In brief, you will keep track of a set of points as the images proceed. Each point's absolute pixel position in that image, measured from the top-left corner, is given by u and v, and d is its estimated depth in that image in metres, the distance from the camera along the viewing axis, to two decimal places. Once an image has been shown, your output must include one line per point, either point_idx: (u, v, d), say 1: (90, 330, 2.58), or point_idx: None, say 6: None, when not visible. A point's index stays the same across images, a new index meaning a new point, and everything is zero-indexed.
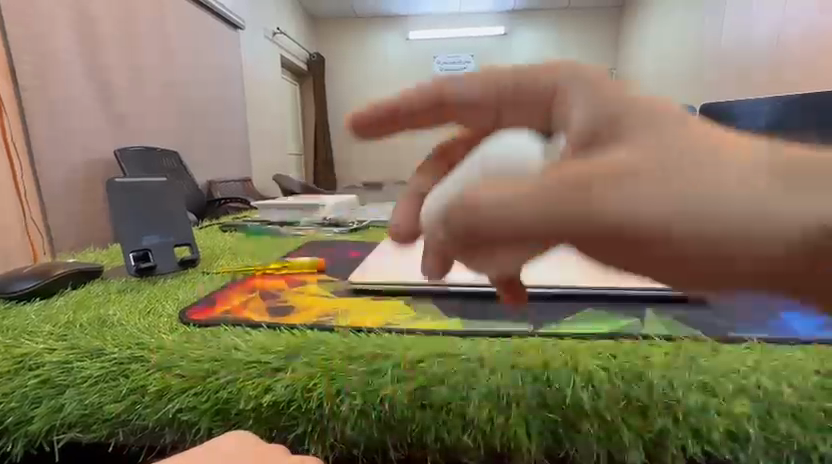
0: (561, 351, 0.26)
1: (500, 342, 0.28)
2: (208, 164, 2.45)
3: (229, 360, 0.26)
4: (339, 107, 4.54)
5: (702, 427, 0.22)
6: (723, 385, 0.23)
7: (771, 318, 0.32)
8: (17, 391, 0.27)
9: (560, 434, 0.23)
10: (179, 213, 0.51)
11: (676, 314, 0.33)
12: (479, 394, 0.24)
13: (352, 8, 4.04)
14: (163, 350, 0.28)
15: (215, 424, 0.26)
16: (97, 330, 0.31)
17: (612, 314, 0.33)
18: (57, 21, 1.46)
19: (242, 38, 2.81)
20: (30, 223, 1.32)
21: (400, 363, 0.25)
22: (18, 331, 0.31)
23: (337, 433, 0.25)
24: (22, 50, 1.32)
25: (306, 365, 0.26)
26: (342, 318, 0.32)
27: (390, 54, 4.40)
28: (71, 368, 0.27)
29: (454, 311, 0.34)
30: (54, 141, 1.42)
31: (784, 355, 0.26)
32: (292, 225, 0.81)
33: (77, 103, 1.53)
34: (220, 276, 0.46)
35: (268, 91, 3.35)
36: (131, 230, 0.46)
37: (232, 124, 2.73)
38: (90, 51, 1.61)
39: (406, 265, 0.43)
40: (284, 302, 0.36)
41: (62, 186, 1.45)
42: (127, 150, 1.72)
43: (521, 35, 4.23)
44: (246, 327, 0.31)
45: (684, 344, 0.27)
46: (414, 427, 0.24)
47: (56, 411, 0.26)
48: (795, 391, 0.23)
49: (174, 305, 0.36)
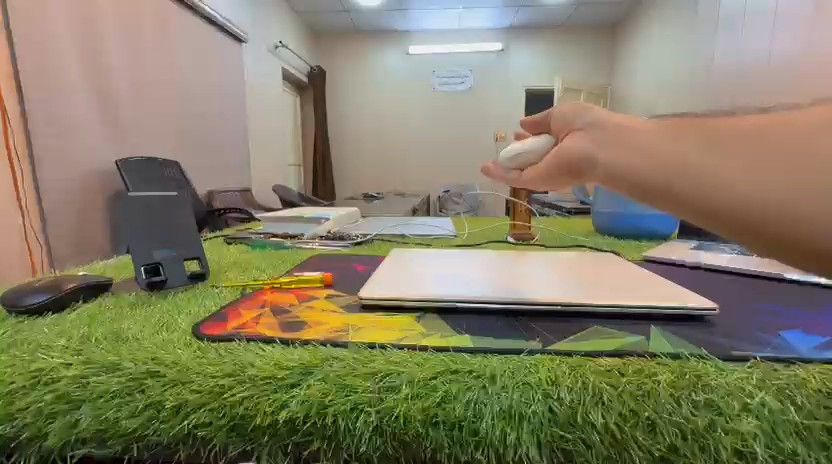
0: (570, 368, 0.27)
1: (511, 359, 0.29)
2: (208, 175, 2.46)
3: (243, 378, 0.26)
4: (338, 119, 4.60)
5: (709, 444, 0.23)
6: (729, 403, 0.24)
7: (773, 337, 0.33)
8: (32, 406, 0.27)
9: (570, 450, 0.24)
10: (187, 226, 0.51)
11: (678, 331, 0.34)
12: (493, 411, 0.24)
13: (353, 24, 4.13)
14: (178, 365, 0.28)
15: (230, 440, 0.26)
16: (112, 345, 0.31)
17: (619, 331, 0.33)
18: (62, 34, 1.48)
19: (244, 51, 2.86)
20: (28, 233, 1.32)
21: (414, 380, 0.26)
22: (35, 345, 0.31)
23: (352, 449, 0.25)
24: (27, 61, 1.34)
25: (321, 381, 0.26)
26: (356, 334, 0.33)
27: (389, 69, 4.48)
28: (87, 383, 0.27)
29: (463, 327, 0.34)
30: (56, 152, 1.43)
31: (787, 373, 0.26)
32: (296, 237, 0.82)
33: (80, 114, 1.54)
34: (229, 290, 0.46)
35: (269, 104, 3.39)
36: (143, 243, 0.46)
37: (233, 135, 2.75)
38: (94, 64, 1.63)
39: (413, 279, 0.44)
40: (295, 318, 0.37)
41: (62, 196, 1.45)
42: (128, 161, 1.71)
43: (518, 52, 4.32)
44: (259, 343, 0.31)
45: (690, 362, 0.28)
46: (428, 443, 0.25)
47: (72, 426, 0.26)
48: (799, 410, 0.24)
49: (188, 320, 0.36)
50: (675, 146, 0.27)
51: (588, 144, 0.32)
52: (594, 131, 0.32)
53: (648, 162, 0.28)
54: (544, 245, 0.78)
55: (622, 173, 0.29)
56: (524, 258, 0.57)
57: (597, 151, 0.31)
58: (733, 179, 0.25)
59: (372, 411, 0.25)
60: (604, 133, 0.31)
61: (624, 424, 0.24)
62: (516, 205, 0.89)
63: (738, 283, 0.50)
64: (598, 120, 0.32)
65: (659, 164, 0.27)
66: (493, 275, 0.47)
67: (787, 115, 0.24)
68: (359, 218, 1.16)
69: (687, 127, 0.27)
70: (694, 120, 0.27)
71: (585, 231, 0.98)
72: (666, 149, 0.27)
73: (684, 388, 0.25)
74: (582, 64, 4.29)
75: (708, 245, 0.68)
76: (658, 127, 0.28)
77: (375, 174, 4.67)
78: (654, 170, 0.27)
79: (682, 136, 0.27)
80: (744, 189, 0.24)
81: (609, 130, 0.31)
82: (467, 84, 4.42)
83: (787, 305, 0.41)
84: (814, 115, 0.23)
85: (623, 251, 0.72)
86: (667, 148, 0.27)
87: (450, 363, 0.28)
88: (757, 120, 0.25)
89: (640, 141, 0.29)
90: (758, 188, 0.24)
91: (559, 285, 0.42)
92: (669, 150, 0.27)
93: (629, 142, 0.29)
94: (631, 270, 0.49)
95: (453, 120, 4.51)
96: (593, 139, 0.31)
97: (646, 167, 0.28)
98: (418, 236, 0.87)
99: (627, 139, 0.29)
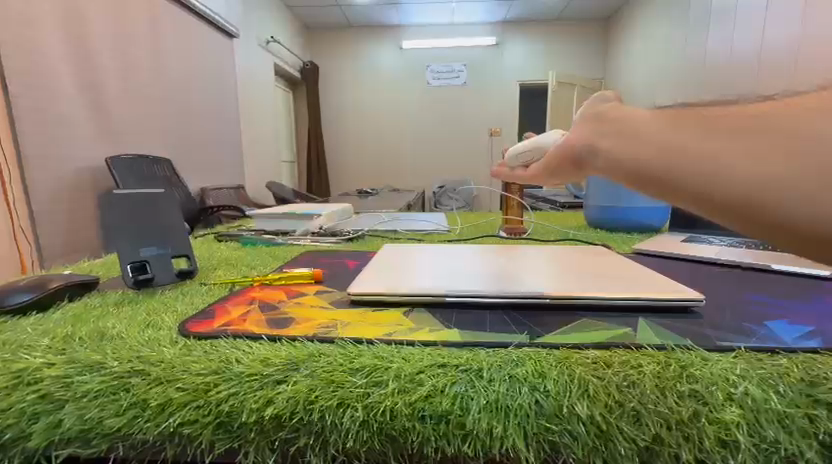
0: (557, 360, 0.27)
1: (498, 352, 0.29)
2: (201, 173, 2.45)
3: (232, 376, 0.26)
4: (331, 115, 4.58)
5: (693, 434, 0.23)
6: (713, 393, 0.24)
7: (759, 328, 0.33)
8: (14, 407, 0.26)
9: (557, 442, 0.24)
10: (175, 224, 0.51)
11: (667, 324, 0.34)
12: (479, 404, 0.24)
13: (345, 18, 4.08)
14: (164, 363, 0.28)
15: (217, 438, 0.26)
16: (96, 345, 0.30)
17: (607, 324, 0.34)
18: (50, 31, 1.45)
19: (235, 46, 2.82)
20: (17, 232, 1.30)
21: (402, 375, 0.26)
22: (16, 345, 0.31)
23: (339, 444, 0.25)
24: (13, 58, 1.31)
25: (309, 377, 0.26)
26: (343, 330, 0.33)
27: (382, 63, 4.44)
28: (71, 382, 0.27)
29: (452, 321, 0.34)
30: (46, 150, 1.41)
31: (771, 363, 0.27)
32: (287, 234, 0.82)
33: (69, 111, 1.52)
34: (217, 287, 0.46)
35: (262, 100, 3.36)
36: (131, 241, 0.46)
37: (226, 132, 2.74)
38: (83, 61, 1.60)
39: (400, 274, 0.44)
40: (282, 314, 0.36)
41: (51, 195, 1.42)
42: (118, 159, 1.69)
43: (513, 46, 4.30)
44: (246, 340, 0.31)
45: (677, 354, 0.28)
46: (415, 437, 0.25)
47: (56, 426, 0.26)
48: (781, 398, 0.24)
49: (174, 318, 0.36)
50: (672, 134, 0.27)
51: (590, 135, 0.33)
52: (597, 120, 0.33)
53: (647, 147, 0.28)
54: (535, 239, 0.78)
55: (622, 157, 0.30)
56: (515, 251, 0.57)
57: (598, 141, 0.32)
58: (732, 164, 0.25)
59: (359, 406, 0.25)
60: (604, 122, 0.32)
61: (609, 415, 0.24)
62: (508, 199, 0.89)
63: (728, 275, 0.50)
64: (603, 109, 0.33)
65: (659, 149, 0.27)
66: (482, 269, 0.46)
67: (784, 102, 0.24)
68: (351, 214, 1.15)
69: (689, 116, 0.27)
70: (700, 108, 0.27)
71: (576, 225, 0.99)
72: (665, 137, 0.27)
73: (669, 380, 0.25)
74: (576, 59, 4.29)
75: (698, 238, 0.68)
76: (659, 116, 0.29)
77: (369, 169, 4.67)
78: (653, 156, 0.28)
79: (683, 126, 0.27)
80: (745, 171, 0.24)
81: (611, 120, 0.32)
82: (462, 79, 4.41)
83: (774, 296, 0.41)
84: (815, 100, 0.23)
85: (614, 244, 0.72)
86: (667, 136, 0.27)
87: (438, 357, 0.28)
88: (758, 108, 0.25)
89: (641, 131, 0.29)
90: (758, 169, 0.24)
91: (553, 279, 0.42)
92: (669, 137, 0.27)
93: (631, 130, 0.30)
94: (618, 262, 0.49)
95: (447, 115, 4.50)
96: (596, 128, 0.33)
97: (645, 152, 0.28)
98: (411, 232, 0.87)
99: (628, 127, 0.30)
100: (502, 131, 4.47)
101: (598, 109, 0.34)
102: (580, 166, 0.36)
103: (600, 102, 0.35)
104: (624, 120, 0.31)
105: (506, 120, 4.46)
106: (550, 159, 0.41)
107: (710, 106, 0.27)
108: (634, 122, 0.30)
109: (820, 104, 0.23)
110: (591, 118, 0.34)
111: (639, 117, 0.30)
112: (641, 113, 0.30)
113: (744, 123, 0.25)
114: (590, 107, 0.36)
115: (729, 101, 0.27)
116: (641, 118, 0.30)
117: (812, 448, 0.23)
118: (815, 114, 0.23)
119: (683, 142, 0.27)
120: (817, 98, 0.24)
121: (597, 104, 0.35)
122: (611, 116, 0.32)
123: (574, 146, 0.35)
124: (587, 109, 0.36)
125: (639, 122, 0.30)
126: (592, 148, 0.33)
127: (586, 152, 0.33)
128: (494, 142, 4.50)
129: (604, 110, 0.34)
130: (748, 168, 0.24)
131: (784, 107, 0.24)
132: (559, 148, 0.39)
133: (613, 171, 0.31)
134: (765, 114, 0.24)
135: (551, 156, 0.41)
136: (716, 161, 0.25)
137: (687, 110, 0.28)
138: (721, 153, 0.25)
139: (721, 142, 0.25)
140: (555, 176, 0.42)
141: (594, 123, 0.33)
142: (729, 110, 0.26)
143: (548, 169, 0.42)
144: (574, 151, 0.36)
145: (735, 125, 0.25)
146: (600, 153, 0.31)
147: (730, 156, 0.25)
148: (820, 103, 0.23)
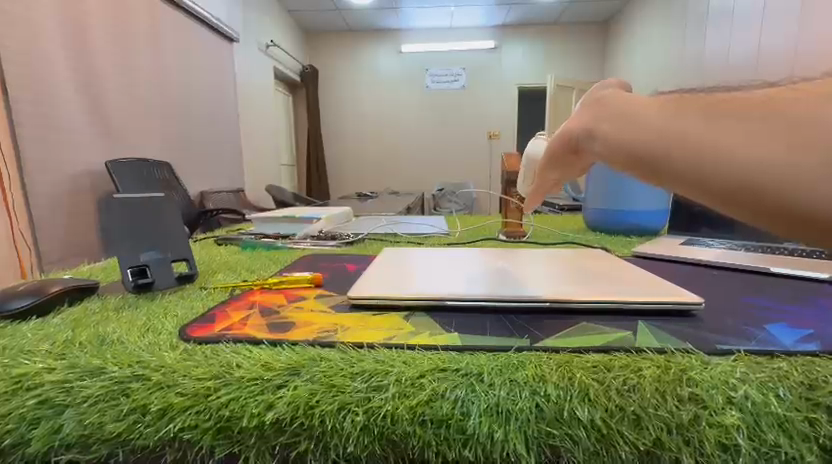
0: (558, 364, 0.27)
1: (498, 356, 0.29)
2: (200, 175, 2.45)
3: (230, 380, 0.26)
4: (330, 118, 4.59)
5: (693, 439, 0.23)
6: (713, 396, 0.24)
7: (759, 331, 0.33)
8: (13, 412, 0.26)
9: (558, 446, 0.24)
10: (177, 229, 0.51)
11: (668, 329, 0.33)
12: (479, 409, 0.24)
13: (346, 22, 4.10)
14: (164, 369, 0.27)
15: (217, 443, 0.26)
16: (97, 349, 0.31)
17: (608, 328, 0.33)
18: (51, 34, 1.46)
19: (235, 50, 2.84)
20: (17, 234, 1.29)
21: (402, 379, 0.26)
22: (16, 351, 0.31)
23: (340, 449, 0.25)
24: (14, 62, 1.31)
25: (310, 381, 0.26)
26: (343, 334, 0.33)
27: (381, 67, 4.46)
28: (71, 388, 0.27)
29: (452, 326, 0.34)
30: (45, 152, 1.41)
31: (771, 366, 0.27)
32: (287, 238, 0.81)
33: (69, 114, 1.52)
34: (218, 292, 0.46)
35: (261, 103, 3.36)
36: (131, 246, 0.46)
37: (226, 135, 2.75)
38: (84, 65, 1.61)
39: (397, 278, 0.44)
40: (285, 319, 0.36)
41: (49, 198, 1.42)
42: (117, 163, 1.69)
43: (511, 49, 4.32)
44: (247, 345, 0.31)
45: (676, 357, 0.28)
46: (415, 442, 0.25)
47: (55, 432, 0.26)
48: (782, 402, 0.24)
49: (175, 322, 0.36)
50: (675, 122, 0.27)
51: (591, 121, 0.33)
52: (599, 107, 0.33)
53: (648, 135, 0.28)
54: (534, 242, 0.79)
55: (623, 145, 0.30)
56: (513, 254, 0.57)
57: (597, 126, 0.32)
58: (732, 151, 0.25)
59: (360, 411, 0.25)
60: (607, 110, 0.32)
61: (609, 420, 0.24)
62: (508, 202, 0.87)
63: (728, 278, 0.50)
64: (606, 96, 0.34)
65: (660, 136, 0.28)
66: (481, 273, 0.46)
67: (788, 91, 0.24)
68: (352, 215, 1.14)
69: (692, 103, 0.27)
70: (701, 97, 0.27)
71: (576, 228, 1.00)
72: (666, 123, 0.28)
73: (670, 383, 0.25)
74: (575, 62, 4.32)
75: (698, 241, 0.68)
76: (660, 106, 0.29)
77: (369, 172, 4.67)
78: (653, 145, 0.28)
79: (685, 112, 0.27)
80: (744, 157, 0.24)
81: (613, 108, 0.32)
82: (461, 82, 4.43)
83: (774, 299, 0.42)
84: (818, 88, 0.23)
85: (614, 248, 0.73)
86: (667, 124, 0.28)
87: (438, 361, 0.28)
88: (761, 96, 0.25)
89: (642, 118, 0.29)
90: (758, 155, 0.24)
91: (551, 282, 0.42)
92: (670, 125, 0.27)
93: (631, 118, 0.30)
94: (617, 265, 0.49)
95: (447, 117, 4.52)
96: (596, 112, 0.33)
97: (645, 138, 0.28)
98: (412, 236, 0.87)
99: (632, 116, 0.30)
100: (502, 134, 4.49)
101: (601, 98, 0.34)
102: (583, 153, 0.36)
103: (603, 90, 0.36)
104: (628, 108, 0.31)
105: (505, 122, 4.48)
106: (550, 148, 0.41)
107: (712, 95, 0.27)
108: (635, 112, 0.30)
109: (824, 90, 0.23)
110: (594, 106, 0.34)
111: (639, 108, 0.30)
112: (644, 102, 0.31)
113: (743, 109, 0.25)
114: (593, 95, 0.36)
115: (732, 91, 0.27)
116: (643, 107, 0.30)
117: (812, 453, 0.23)
118: (815, 99, 0.23)
119: (685, 129, 0.27)
120: (821, 84, 0.24)
121: (601, 93, 0.35)
122: (612, 107, 0.32)
123: (575, 134, 0.35)
124: (593, 95, 0.36)
125: (642, 112, 0.30)
126: (592, 135, 0.33)
127: (587, 138, 0.34)
128: (493, 144, 4.52)
129: (606, 99, 0.34)
130: (748, 156, 0.24)
131: (785, 95, 0.24)
132: (559, 138, 0.39)
133: (613, 158, 0.31)
134: (769, 100, 0.24)
135: (550, 146, 0.41)
136: (717, 148, 0.25)
137: (689, 98, 0.28)
138: (723, 139, 0.25)
139: (724, 129, 0.25)
140: (559, 168, 0.43)
141: (598, 110, 0.33)
142: (732, 97, 0.26)
143: (551, 161, 0.42)
144: (575, 138, 0.36)
145: (735, 114, 0.25)
146: (601, 140, 0.32)
147: (732, 140, 0.25)
148: (821, 91, 0.23)
